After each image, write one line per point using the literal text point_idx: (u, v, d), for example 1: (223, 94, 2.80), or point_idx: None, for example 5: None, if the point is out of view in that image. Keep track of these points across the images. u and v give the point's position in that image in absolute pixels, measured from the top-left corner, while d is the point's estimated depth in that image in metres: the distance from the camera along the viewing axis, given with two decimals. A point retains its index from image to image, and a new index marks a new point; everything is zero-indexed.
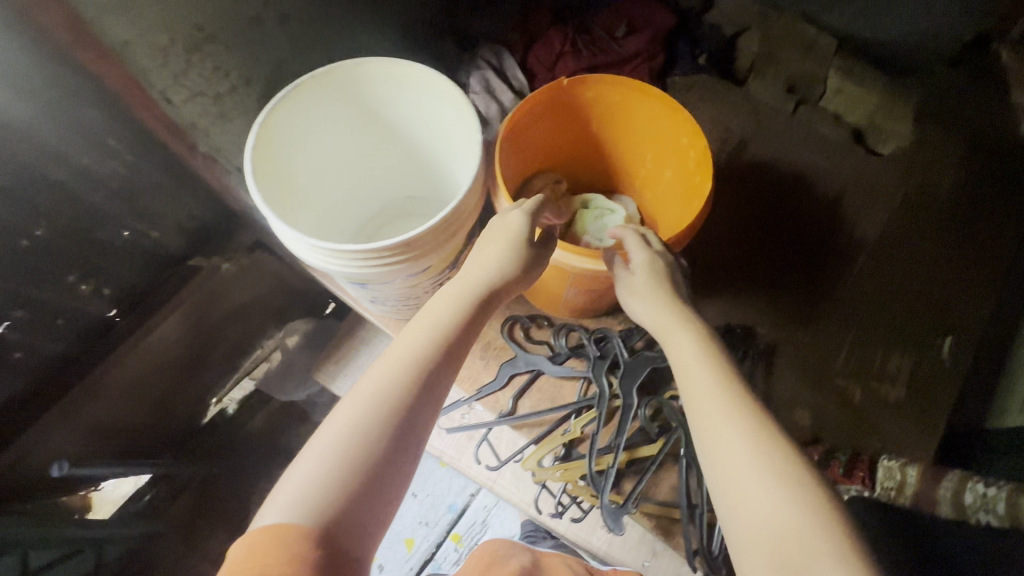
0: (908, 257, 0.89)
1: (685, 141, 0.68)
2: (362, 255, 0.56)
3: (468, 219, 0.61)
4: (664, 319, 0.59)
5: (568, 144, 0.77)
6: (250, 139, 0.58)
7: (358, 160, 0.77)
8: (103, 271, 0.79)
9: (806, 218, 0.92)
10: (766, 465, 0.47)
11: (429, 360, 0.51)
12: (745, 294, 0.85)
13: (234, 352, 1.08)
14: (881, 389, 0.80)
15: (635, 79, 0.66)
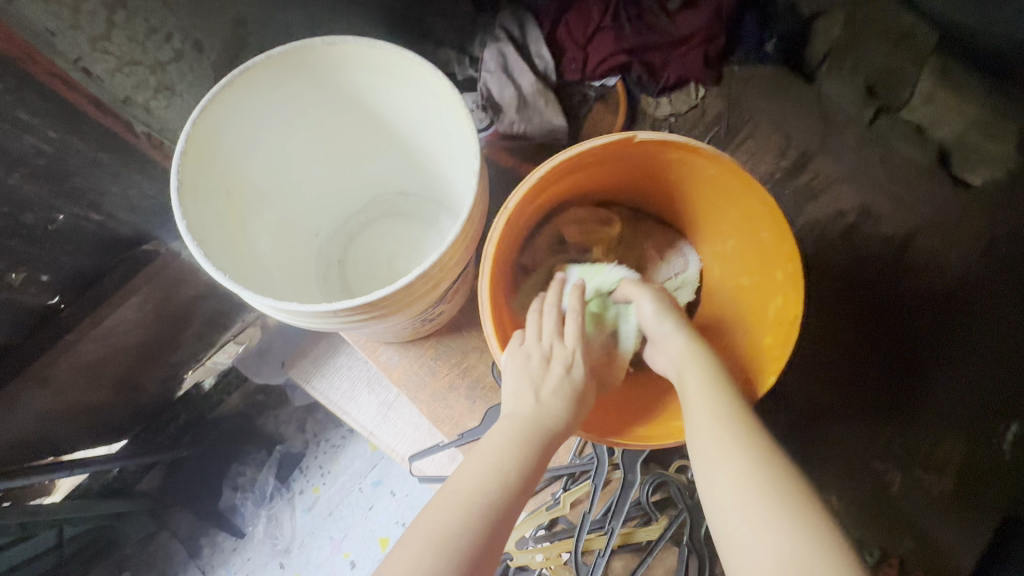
0: (983, 320, 0.75)
1: (778, 274, 0.56)
2: (312, 312, 0.44)
3: (455, 266, 0.48)
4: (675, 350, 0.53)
5: (629, 181, 0.63)
6: (183, 143, 0.47)
7: (338, 158, 0.64)
8: (36, 257, 0.68)
9: (870, 262, 0.77)
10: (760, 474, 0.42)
11: (497, 511, 0.41)
12: (784, 350, 0.73)
13: (207, 331, 0.96)
14: (926, 478, 0.69)
15: (748, 178, 0.53)
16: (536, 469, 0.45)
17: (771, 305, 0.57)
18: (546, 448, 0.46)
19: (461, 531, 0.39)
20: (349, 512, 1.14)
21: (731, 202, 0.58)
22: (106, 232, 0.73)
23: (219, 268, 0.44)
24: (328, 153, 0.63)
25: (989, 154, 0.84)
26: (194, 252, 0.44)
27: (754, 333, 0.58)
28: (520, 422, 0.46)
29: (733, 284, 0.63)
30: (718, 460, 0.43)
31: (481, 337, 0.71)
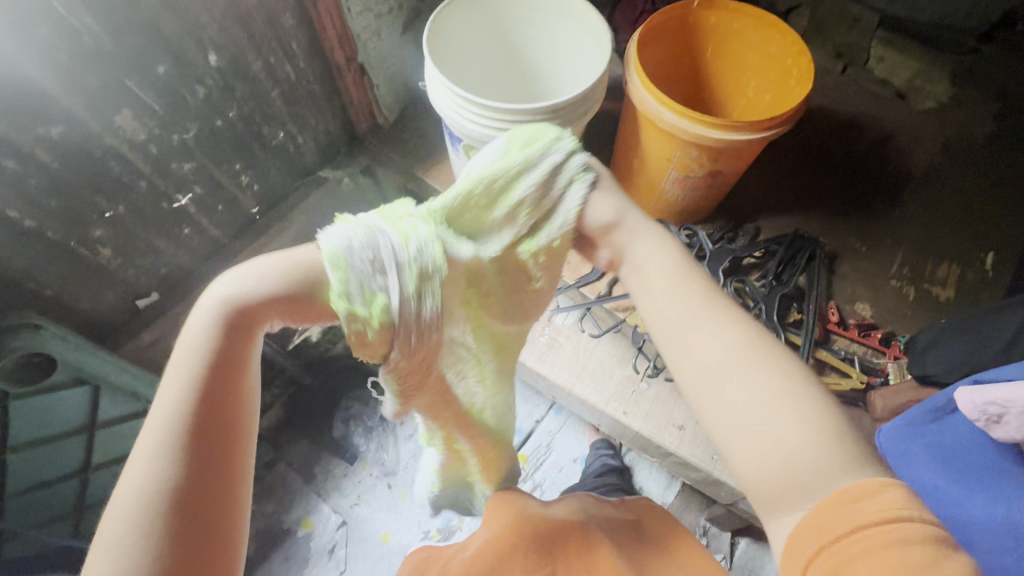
0: (954, 186, 1.00)
1: (790, 63, 0.78)
2: (523, 116, 0.69)
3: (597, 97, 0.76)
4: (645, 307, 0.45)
5: (679, 61, 0.85)
6: (430, 24, 0.74)
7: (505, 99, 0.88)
8: (258, 164, 0.92)
9: (861, 154, 1.03)
10: (809, 423, 0.37)
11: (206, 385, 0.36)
12: (811, 211, 0.97)
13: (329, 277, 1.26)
14: (935, 290, 0.90)
15: (754, 7, 0.78)
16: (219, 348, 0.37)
17: (794, 83, 0.77)
18: (224, 359, 0.38)
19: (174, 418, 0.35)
20: None
21: (744, 41, 0.82)
22: (299, 153, 0.98)
23: (465, 104, 0.71)
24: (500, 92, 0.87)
25: (932, 91, 1.12)
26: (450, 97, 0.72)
27: (784, 104, 0.80)
28: (202, 329, 0.37)
29: (765, 100, 0.84)
30: (761, 434, 0.38)
31: None
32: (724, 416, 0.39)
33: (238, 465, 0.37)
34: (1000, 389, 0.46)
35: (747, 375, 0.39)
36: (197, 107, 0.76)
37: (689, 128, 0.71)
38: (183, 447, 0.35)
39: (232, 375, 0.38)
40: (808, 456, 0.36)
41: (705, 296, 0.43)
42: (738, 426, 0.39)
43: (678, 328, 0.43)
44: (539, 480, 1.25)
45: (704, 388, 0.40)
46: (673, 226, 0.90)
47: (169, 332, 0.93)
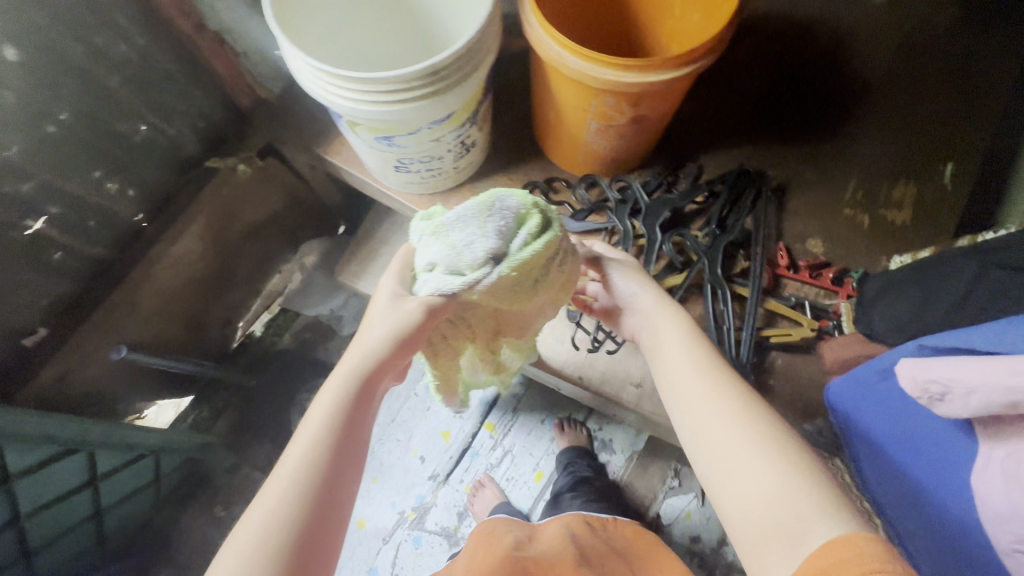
0: (915, 88, 0.89)
1: None
2: (401, 82, 0.57)
3: (493, 44, 0.63)
4: (656, 356, 0.56)
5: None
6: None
7: (388, 43, 0.76)
8: (125, 168, 0.80)
9: (811, 65, 0.92)
10: (786, 467, 0.44)
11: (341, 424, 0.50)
12: (756, 140, 0.88)
13: (254, 273, 1.23)
14: (888, 215, 0.83)
15: None
16: (355, 399, 0.51)
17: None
18: (354, 413, 0.51)
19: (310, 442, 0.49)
20: (410, 415, 1.26)
21: None
22: (175, 146, 0.85)
23: (334, 76, 0.58)
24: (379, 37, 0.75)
25: None
26: (313, 70, 0.59)
27: (713, 24, 0.68)
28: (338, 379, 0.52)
29: (693, 20, 0.72)
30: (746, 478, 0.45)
31: (509, 176, 0.86)
32: (718, 463, 0.47)
33: (343, 495, 0.49)
34: (942, 370, 0.40)
35: (736, 428, 0.47)
36: (11, 116, 0.63)
37: (598, 73, 0.60)
38: (322, 469, 0.48)
39: (356, 425, 0.51)
40: (789, 495, 0.43)
41: (704, 359, 0.53)
42: (725, 464, 0.47)
43: (677, 374, 0.53)
44: (509, 445, 1.24)
45: (701, 425, 0.49)
46: (605, 179, 0.81)
47: (71, 366, 0.85)
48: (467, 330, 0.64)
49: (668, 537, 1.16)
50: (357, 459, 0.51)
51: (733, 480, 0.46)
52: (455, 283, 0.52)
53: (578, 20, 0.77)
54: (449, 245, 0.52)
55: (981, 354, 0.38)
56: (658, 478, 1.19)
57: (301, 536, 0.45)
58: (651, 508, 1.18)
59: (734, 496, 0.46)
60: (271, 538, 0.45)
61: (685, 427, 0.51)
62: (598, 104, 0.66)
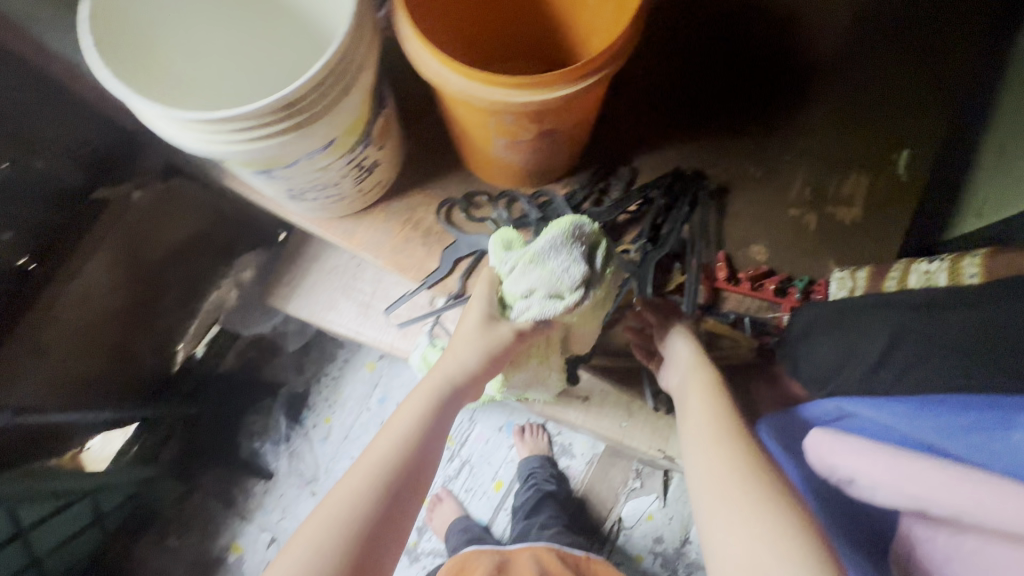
0: (867, 67, 0.81)
1: None
2: (251, 119, 0.49)
3: (369, 59, 0.55)
4: (688, 408, 0.58)
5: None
6: (89, 11, 0.50)
7: (247, 44, 0.66)
8: None
9: (756, 46, 0.83)
10: (787, 530, 0.44)
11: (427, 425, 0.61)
12: (694, 136, 0.80)
13: (184, 293, 1.12)
14: (837, 213, 0.77)
15: None
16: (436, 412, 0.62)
17: None
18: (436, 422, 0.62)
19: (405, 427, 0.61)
20: (363, 430, 1.22)
21: None
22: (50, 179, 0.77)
23: (166, 112, 0.49)
24: (247, 49, 0.66)
25: None
26: (142, 108, 0.49)
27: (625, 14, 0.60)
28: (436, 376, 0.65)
29: (606, 9, 0.63)
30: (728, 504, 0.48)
31: (425, 192, 0.78)
32: (715, 511, 0.48)
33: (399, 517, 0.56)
34: (852, 465, 0.48)
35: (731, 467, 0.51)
36: None
37: (486, 92, 0.52)
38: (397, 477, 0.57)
39: (436, 437, 0.62)
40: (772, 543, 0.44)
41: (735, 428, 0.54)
42: (726, 501, 0.48)
43: (705, 425, 0.55)
44: (467, 454, 1.20)
45: (718, 473, 0.50)
46: (525, 195, 0.75)
47: None
48: (543, 347, 0.71)
49: (631, 538, 1.14)
50: (423, 479, 0.59)
51: (727, 519, 0.47)
52: (557, 306, 0.60)
53: (479, 14, 0.68)
54: (547, 273, 0.60)
55: (903, 483, 0.44)
56: (619, 481, 1.17)
57: (366, 535, 0.54)
58: (613, 511, 1.16)
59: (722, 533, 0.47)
60: (351, 528, 0.54)
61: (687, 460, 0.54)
62: (498, 122, 0.58)
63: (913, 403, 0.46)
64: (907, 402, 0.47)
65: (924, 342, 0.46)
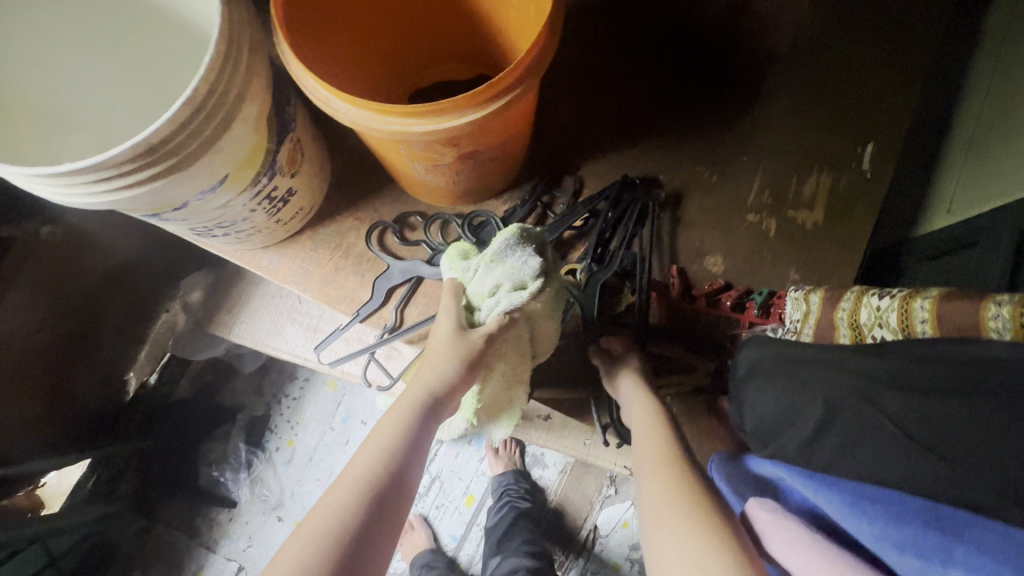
0: (826, 55, 0.75)
1: None
2: (111, 168, 0.43)
3: (254, 86, 0.48)
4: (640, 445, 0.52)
5: None
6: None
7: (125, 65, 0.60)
8: None
9: (706, 37, 0.76)
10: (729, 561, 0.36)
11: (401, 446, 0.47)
12: (642, 140, 0.74)
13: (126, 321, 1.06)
14: (798, 217, 0.72)
15: None
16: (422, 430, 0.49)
17: None
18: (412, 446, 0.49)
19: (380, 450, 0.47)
20: (328, 451, 1.18)
21: None
22: None
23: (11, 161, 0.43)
24: (128, 71, 0.60)
25: None
26: None
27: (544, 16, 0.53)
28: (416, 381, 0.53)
29: (527, 10, 0.57)
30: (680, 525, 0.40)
31: (354, 216, 0.72)
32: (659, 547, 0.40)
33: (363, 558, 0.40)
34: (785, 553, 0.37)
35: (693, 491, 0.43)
36: None
37: (383, 121, 0.46)
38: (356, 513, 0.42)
39: (416, 455, 0.47)
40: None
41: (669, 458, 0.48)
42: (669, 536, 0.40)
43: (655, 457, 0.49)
44: (436, 471, 1.16)
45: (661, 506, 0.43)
46: (461, 215, 0.68)
47: None
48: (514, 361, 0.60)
49: (607, 547, 1.12)
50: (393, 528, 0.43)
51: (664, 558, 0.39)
52: (523, 295, 0.55)
53: (393, 21, 0.62)
54: (508, 267, 0.56)
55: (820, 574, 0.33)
56: (593, 489, 1.14)
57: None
58: (588, 520, 1.13)
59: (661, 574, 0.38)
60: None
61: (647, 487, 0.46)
62: (410, 149, 0.52)
63: (843, 500, 0.38)
64: (837, 498, 0.39)
65: (871, 417, 0.39)
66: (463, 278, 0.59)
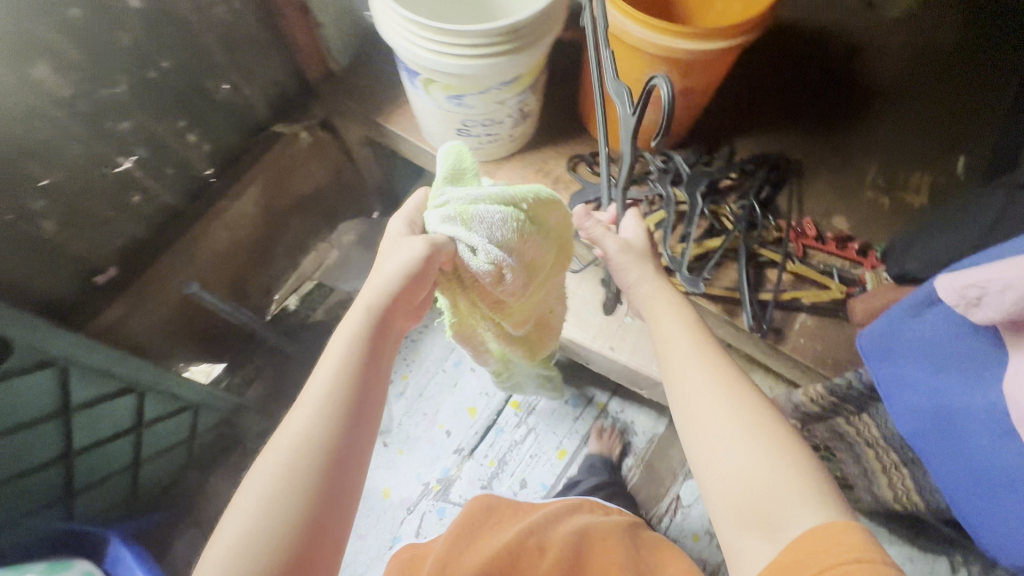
0: (924, 91, 0.97)
1: None
2: (489, 39, 0.65)
3: (562, 12, 0.71)
4: (679, 340, 0.54)
5: None
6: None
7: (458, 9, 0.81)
8: (206, 122, 0.86)
9: (830, 66, 1.00)
10: (783, 474, 0.44)
11: (358, 363, 0.50)
12: (779, 128, 0.95)
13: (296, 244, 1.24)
14: (907, 198, 0.90)
15: None
16: (372, 344, 0.51)
17: None
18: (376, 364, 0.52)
19: (339, 362, 0.50)
20: (438, 390, 1.29)
21: None
22: (248, 106, 0.92)
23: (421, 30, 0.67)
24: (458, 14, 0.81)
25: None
26: (407, 22, 0.66)
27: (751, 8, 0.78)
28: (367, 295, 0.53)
29: (733, 9, 0.81)
30: (720, 454, 0.47)
31: (555, 149, 0.92)
32: (708, 452, 0.48)
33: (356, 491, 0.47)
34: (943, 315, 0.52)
35: (735, 420, 0.48)
36: (125, 54, 0.70)
37: (659, 38, 0.67)
38: (326, 424, 0.47)
39: (375, 359, 0.51)
40: (772, 486, 0.44)
41: (696, 352, 0.53)
42: (717, 455, 0.47)
43: (679, 358, 0.53)
44: (534, 422, 1.26)
45: (694, 413, 0.50)
46: (648, 152, 0.88)
47: (131, 310, 0.89)
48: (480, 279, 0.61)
49: (689, 517, 1.18)
50: (365, 432, 0.49)
51: (716, 464, 0.47)
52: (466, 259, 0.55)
53: None
54: (469, 231, 0.54)
55: (987, 263, 0.47)
56: (678, 461, 1.22)
57: (315, 486, 0.45)
58: (670, 490, 1.20)
59: (716, 473, 0.47)
60: (286, 493, 0.44)
61: (674, 397, 0.52)
62: (653, 74, 0.74)
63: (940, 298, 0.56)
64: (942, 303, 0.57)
65: None
66: (434, 194, 0.57)
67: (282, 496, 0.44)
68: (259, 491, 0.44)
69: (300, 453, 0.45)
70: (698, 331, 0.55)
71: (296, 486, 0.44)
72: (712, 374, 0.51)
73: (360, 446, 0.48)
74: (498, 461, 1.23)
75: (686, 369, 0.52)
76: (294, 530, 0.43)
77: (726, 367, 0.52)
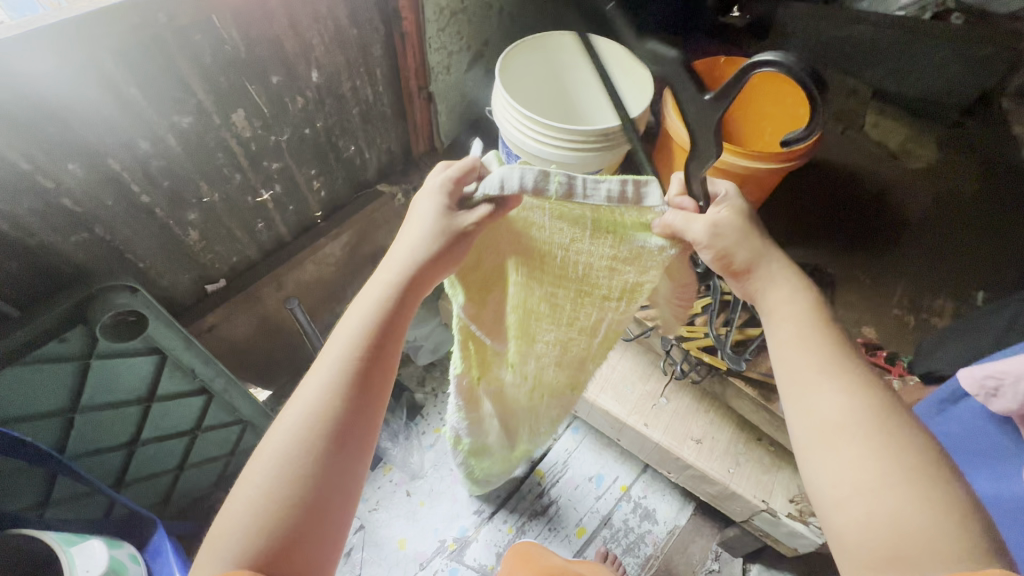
0: (946, 233, 1.10)
1: (801, 111, 0.94)
2: (585, 136, 0.81)
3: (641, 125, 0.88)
4: (816, 357, 0.51)
5: None
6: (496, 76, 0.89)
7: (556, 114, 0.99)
8: (330, 173, 1.04)
9: (860, 201, 1.15)
10: (928, 510, 0.42)
11: (368, 341, 0.53)
12: (814, 246, 1.08)
13: None
14: (931, 320, 0.99)
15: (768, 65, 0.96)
16: (389, 318, 0.54)
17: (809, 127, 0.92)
18: (378, 350, 0.53)
19: (353, 338, 0.52)
20: None
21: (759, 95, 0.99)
22: (363, 165, 1.10)
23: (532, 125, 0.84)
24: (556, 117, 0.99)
25: (920, 154, 1.23)
26: (522, 117, 0.83)
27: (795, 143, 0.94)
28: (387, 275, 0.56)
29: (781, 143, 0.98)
30: (859, 480, 0.45)
31: None
32: (842, 476, 0.46)
33: (351, 480, 0.49)
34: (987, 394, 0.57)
35: (881, 450, 0.45)
36: (294, 113, 0.88)
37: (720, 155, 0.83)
38: (336, 390, 0.50)
39: (387, 332, 0.54)
40: (918, 523, 0.42)
41: (831, 368, 0.50)
42: (853, 482, 0.45)
43: (817, 373, 0.50)
44: (557, 495, 1.27)
45: (827, 434, 0.48)
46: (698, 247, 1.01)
47: (223, 319, 1.00)
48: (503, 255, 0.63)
49: None
50: (370, 408, 0.52)
51: (849, 490, 0.45)
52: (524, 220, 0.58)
53: None
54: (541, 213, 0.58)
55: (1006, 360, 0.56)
56: (699, 559, 1.21)
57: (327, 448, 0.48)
58: None
59: (852, 498, 0.45)
60: (298, 453, 0.47)
61: (806, 412, 0.50)
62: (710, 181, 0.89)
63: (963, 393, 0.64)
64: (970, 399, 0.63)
65: None
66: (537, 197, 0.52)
67: (292, 460, 0.47)
68: (275, 450, 0.48)
69: (312, 420, 0.49)
70: (841, 346, 0.52)
71: (311, 450, 0.48)
72: (858, 394, 0.48)
73: (366, 421, 0.51)
74: (517, 529, 1.23)
75: (821, 385, 0.50)
76: (300, 495, 0.46)
77: (870, 388, 0.49)
